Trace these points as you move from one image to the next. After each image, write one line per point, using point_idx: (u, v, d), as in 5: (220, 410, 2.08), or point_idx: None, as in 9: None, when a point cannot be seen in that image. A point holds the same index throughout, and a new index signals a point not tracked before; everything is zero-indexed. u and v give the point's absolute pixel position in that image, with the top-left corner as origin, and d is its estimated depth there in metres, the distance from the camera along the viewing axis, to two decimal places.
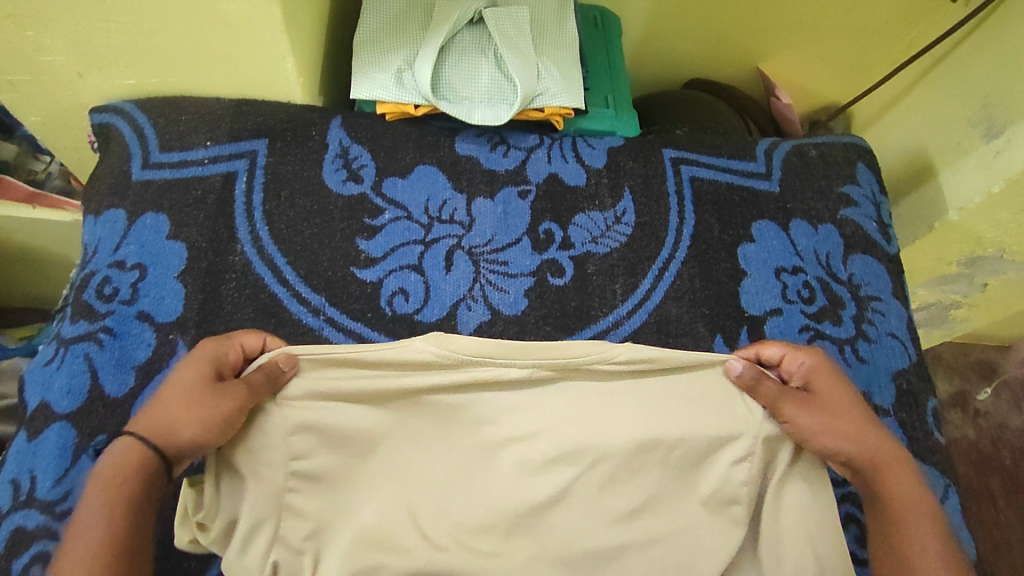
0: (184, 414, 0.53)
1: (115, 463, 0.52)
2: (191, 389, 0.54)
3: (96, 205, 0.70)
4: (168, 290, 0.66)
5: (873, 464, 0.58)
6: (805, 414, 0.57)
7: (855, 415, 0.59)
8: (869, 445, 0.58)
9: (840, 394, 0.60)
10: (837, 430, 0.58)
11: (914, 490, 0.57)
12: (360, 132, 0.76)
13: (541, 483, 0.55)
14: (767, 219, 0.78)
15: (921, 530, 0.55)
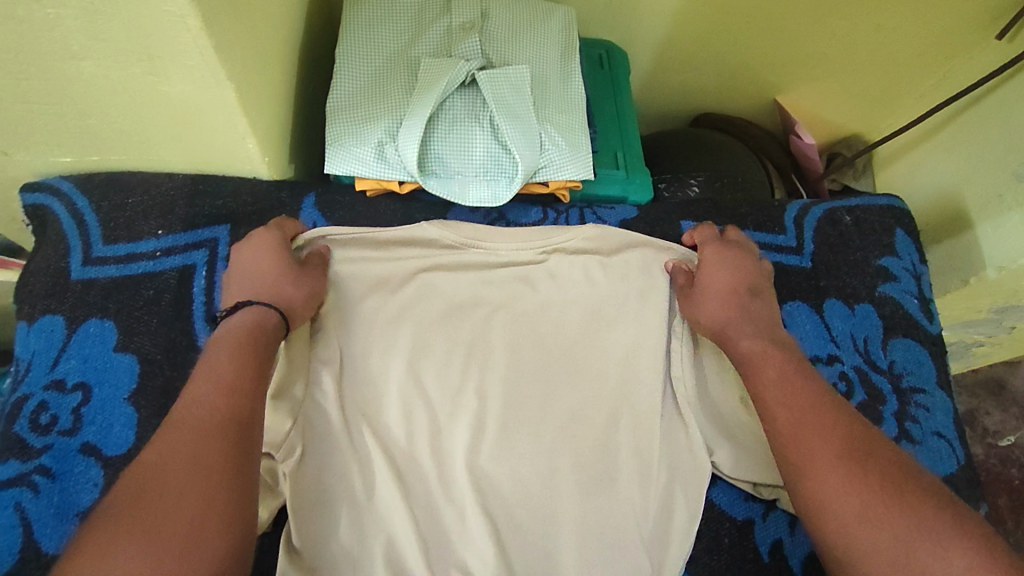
0: (296, 291, 0.57)
1: (226, 354, 0.49)
2: (280, 270, 0.57)
3: (30, 308, 0.61)
4: (117, 415, 0.57)
5: (719, 332, 0.59)
6: (687, 299, 0.63)
7: (725, 288, 0.62)
8: (731, 312, 0.60)
9: (722, 269, 0.63)
10: (716, 300, 0.61)
11: (762, 346, 0.56)
12: (337, 211, 0.66)
13: (523, 358, 0.63)
14: (798, 300, 0.70)
15: (770, 380, 0.53)
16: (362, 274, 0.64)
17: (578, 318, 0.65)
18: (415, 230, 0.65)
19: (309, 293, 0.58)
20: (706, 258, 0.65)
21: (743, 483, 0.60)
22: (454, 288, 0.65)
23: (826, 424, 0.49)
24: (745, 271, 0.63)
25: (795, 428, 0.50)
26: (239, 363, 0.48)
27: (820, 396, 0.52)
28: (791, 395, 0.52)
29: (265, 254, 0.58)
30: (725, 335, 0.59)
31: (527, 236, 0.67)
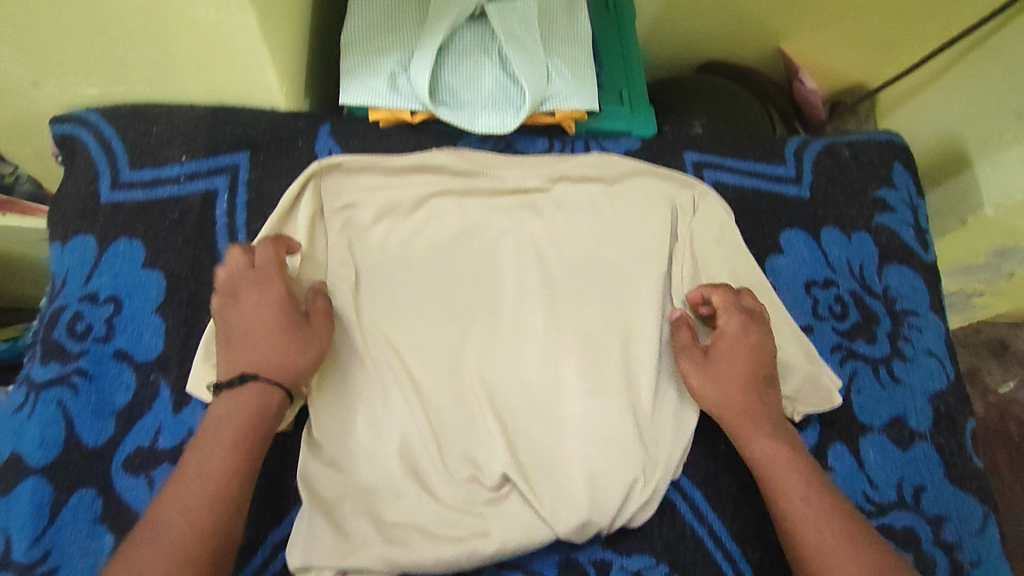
0: (298, 357, 0.54)
1: (227, 439, 0.50)
2: (283, 332, 0.54)
3: (63, 230, 0.64)
4: (147, 325, 0.60)
5: (733, 422, 0.58)
6: (694, 372, 0.59)
7: (738, 382, 0.58)
8: (749, 405, 0.58)
9: (743, 347, 0.59)
10: (729, 383, 0.58)
11: (778, 449, 0.56)
12: (351, 140, 0.69)
13: (530, 280, 0.65)
14: (797, 228, 0.72)
15: (792, 484, 0.54)
16: (376, 198, 0.66)
17: (583, 243, 0.67)
18: (426, 157, 0.67)
19: (314, 355, 0.55)
20: (728, 333, 0.60)
21: None
22: (464, 213, 0.68)
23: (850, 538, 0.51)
24: (765, 359, 0.59)
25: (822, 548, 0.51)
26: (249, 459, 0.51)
27: (839, 506, 0.54)
28: (814, 511, 0.53)
29: (261, 317, 0.54)
30: (743, 431, 0.57)
31: (533, 165, 0.69)
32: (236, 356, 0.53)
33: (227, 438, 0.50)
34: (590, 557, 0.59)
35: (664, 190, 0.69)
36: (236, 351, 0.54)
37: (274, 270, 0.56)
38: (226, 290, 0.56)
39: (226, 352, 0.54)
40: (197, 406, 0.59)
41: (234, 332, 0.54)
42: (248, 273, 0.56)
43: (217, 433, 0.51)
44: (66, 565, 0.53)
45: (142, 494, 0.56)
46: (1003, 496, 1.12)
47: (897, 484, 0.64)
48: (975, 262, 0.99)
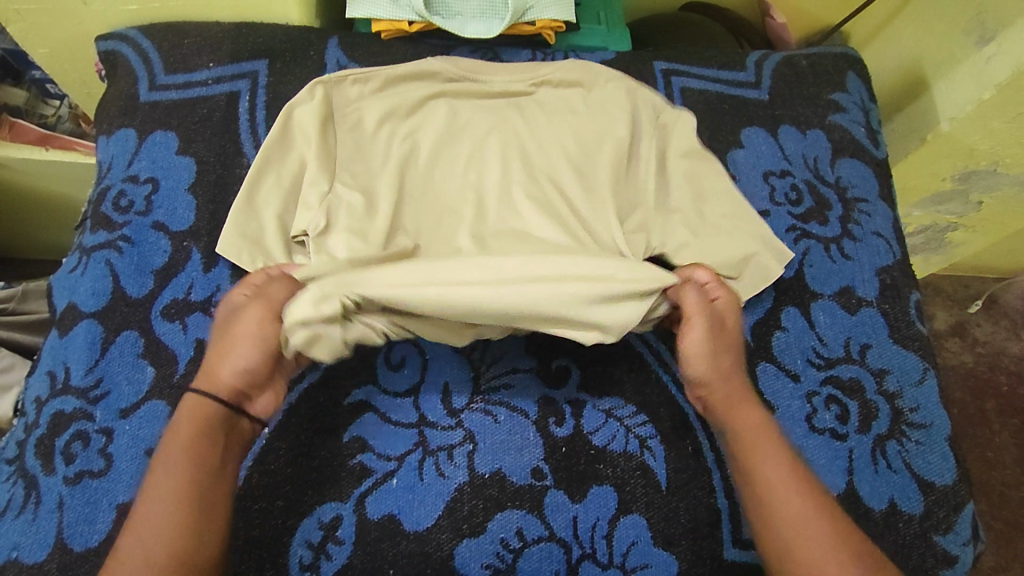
0: (230, 353, 0.56)
1: (187, 431, 0.53)
2: (230, 331, 0.57)
3: (107, 126, 0.74)
4: (180, 201, 0.70)
5: (723, 399, 0.60)
6: (701, 339, 0.60)
7: (734, 354, 0.62)
8: (731, 386, 0.60)
9: (734, 325, 0.64)
10: (727, 356, 0.61)
11: (760, 421, 0.59)
12: (357, 51, 0.78)
13: (512, 168, 0.73)
14: (756, 126, 0.80)
15: (765, 463, 0.56)
16: (377, 97, 0.75)
17: (563, 136, 0.75)
18: (422, 64, 0.77)
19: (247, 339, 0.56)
20: (718, 307, 0.64)
21: None
22: (455, 111, 0.76)
23: (820, 514, 0.54)
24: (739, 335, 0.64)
25: (797, 524, 0.53)
26: (208, 450, 0.53)
27: (818, 488, 0.56)
28: (788, 489, 0.55)
29: (225, 328, 0.58)
30: (735, 402, 0.60)
31: (517, 73, 0.78)
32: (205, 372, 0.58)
33: (187, 434, 0.53)
34: (565, 397, 0.66)
35: (634, 93, 0.78)
36: (204, 370, 0.57)
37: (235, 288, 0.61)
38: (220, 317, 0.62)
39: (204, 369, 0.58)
40: (224, 267, 0.68)
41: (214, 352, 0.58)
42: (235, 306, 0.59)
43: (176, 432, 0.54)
44: (115, 391, 0.62)
45: (177, 336, 0.65)
46: (987, 439, 1.12)
47: (845, 342, 0.71)
48: (942, 190, 0.99)
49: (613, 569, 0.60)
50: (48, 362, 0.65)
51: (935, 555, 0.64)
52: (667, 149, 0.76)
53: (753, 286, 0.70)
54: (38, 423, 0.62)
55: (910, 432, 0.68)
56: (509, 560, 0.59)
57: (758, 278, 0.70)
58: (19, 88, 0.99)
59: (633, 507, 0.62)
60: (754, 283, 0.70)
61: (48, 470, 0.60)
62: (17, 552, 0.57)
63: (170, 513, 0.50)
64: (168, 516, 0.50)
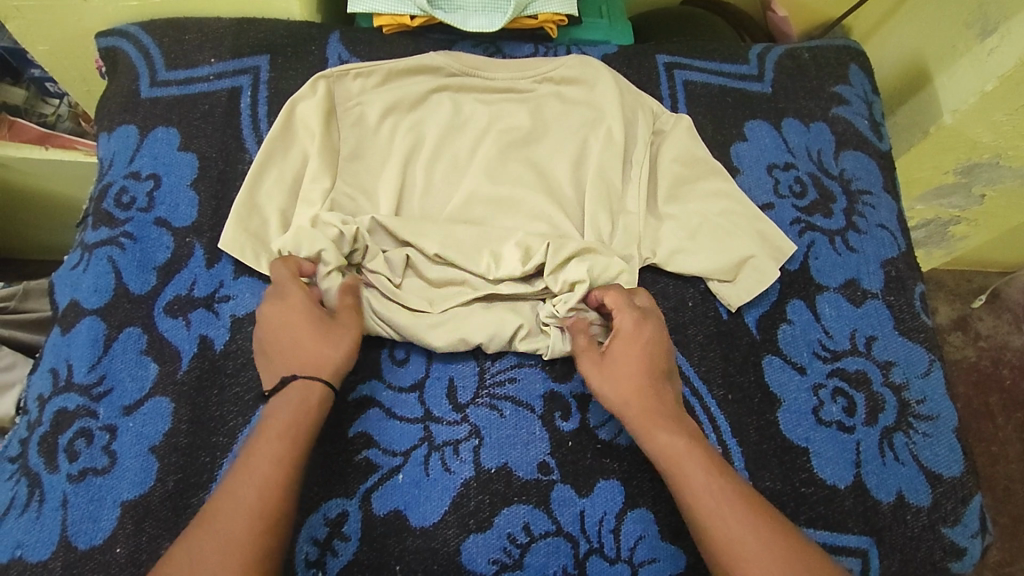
0: (331, 347, 0.57)
1: (289, 411, 0.54)
2: (314, 319, 0.58)
3: (109, 122, 0.74)
4: (183, 197, 0.70)
5: (634, 421, 0.57)
6: (598, 375, 0.59)
7: (637, 372, 0.59)
8: (646, 408, 0.57)
9: (638, 343, 0.60)
10: (626, 380, 0.58)
11: (677, 438, 0.56)
12: (358, 46, 0.78)
13: (513, 164, 0.73)
14: (759, 119, 0.80)
15: (702, 488, 0.53)
16: (377, 92, 0.74)
17: (567, 132, 0.75)
18: (422, 58, 0.76)
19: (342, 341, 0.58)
20: (623, 329, 0.61)
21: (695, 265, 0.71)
22: (457, 106, 0.76)
23: (766, 534, 0.51)
24: (664, 351, 0.61)
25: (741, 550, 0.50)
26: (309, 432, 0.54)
27: (747, 493, 0.53)
28: (730, 514, 0.52)
29: (305, 315, 0.58)
30: (646, 426, 0.57)
31: (518, 68, 0.78)
32: (278, 361, 0.57)
33: (286, 414, 0.54)
34: (571, 391, 0.65)
35: (635, 91, 0.77)
36: (296, 360, 0.57)
37: (289, 279, 0.60)
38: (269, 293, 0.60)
39: (273, 355, 0.58)
40: (227, 264, 0.67)
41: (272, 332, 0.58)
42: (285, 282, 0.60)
43: (279, 407, 0.55)
44: (118, 388, 0.62)
45: (180, 333, 0.64)
46: (992, 435, 1.12)
47: (851, 335, 0.70)
48: (945, 184, 0.99)
49: (621, 564, 0.59)
50: (50, 359, 0.64)
51: (943, 547, 0.64)
52: (670, 145, 0.75)
53: (744, 291, 0.70)
54: (41, 421, 0.62)
55: (916, 424, 0.68)
56: (516, 555, 0.59)
57: (750, 280, 0.70)
58: (19, 88, 0.99)
59: (641, 501, 0.61)
60: (745, 286, 0.70)
61: (52, 468, 0.59)
62: (21, 550, 0.57)
63: (275, 466, 0.52)
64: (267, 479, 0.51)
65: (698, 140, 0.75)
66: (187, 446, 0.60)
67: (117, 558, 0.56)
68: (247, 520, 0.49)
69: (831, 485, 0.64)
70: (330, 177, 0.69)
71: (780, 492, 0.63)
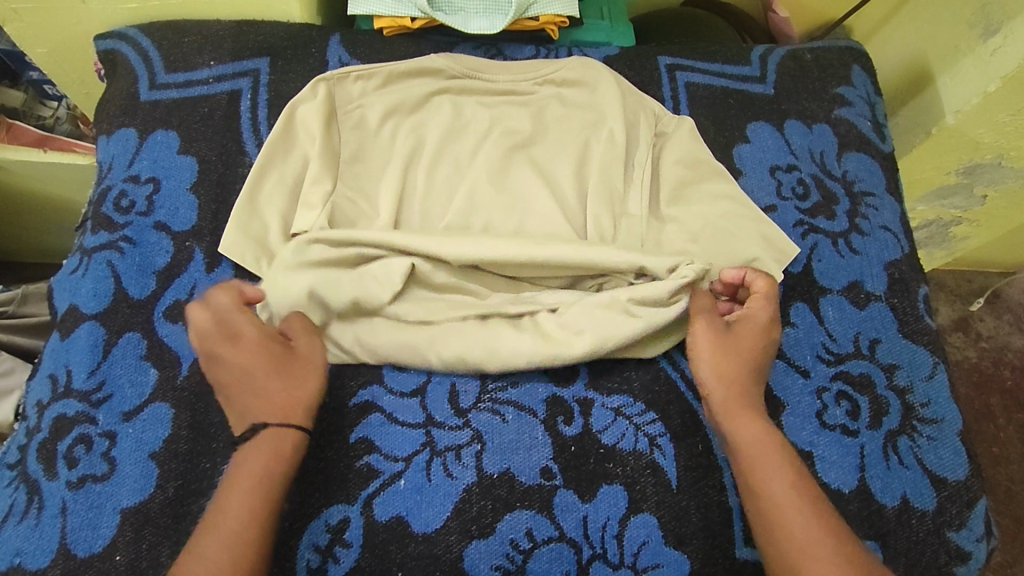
0: (295, 386, 0.59)
1: (260, 465, 0.55)
2: (273, 359, 0.59)
3: (108, 126, 0.74)
4: (182, 201, 0.69)
5: (721, 405, 0.60)
6: (709, 350, 0.62)
7: (746, 356, 0.62)
8: (739, 396, 0.60)
9: (758, 335, 0.63)
10: (728, 361, 0.61)
11: (763, 431, 0.59)
12: (358, 48, 0.78)
13: (514, 167, 0.73)
14: (761, 120, 0.80)
15: (779, 481, 0.56)
16: (378, 95, 0.74)
17: (568, 135, 0.75)
18: (423, 60, 0.75)
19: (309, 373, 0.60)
20: (755, 317, 0.63)
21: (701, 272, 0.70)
22: (458, 109, 0.75)
23: (828, 530, 0.53)
24: (766, 350, 0.63)
25: (810, 544, 0.53)
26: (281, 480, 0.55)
27: (816, 492, 0.56)
28: (804, 510, 0.54)
29: (254, 356, 0.58)
30: (731, 411, 0.60)
31: (519, 71, 0.77)
32: (239, 401, 0.58)
33: (258, 467, 0.55)
34: (574, 395, 0.65)
35: (636, 93, 0.77)
36: (259, 403, 0.57)
37: (232, 315, 0.59)
38: (213, 330, 0.59)
39: (232, 395, 0.58)
40: (227, 268, 0.67)
41: (224, 371, 0.58)
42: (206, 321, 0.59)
43: (247, 455, 0.55)
44: (118, 394, 0.61)
45: (180, 338, 0.64)
46: (993, 436, 1.11)
47: (854, 337, 0.70)
48: (946, 185, 0.98)
49: (625, 570, 0.59)
50: (49, 365, 0.64)
51: (948, 551, 0.63)
52: (673, 148, 0.75)
53: None
54: (39, 427, 0.61)
55: (921, 427, 0.67)
56: (519, 561, 0.58)
57: None
58: (18, 90, 0.99)
59: (644, 506, 0.61)
60: None
61: (51, 475, 0.59)
62: (20, 558, 0.56)
63: (242, 521, 0.52)
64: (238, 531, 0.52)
65: (701, 142, 0.75)
66: (187, 452, 0.60)
67: (118, 565, 0.56)
68: (223, 568, 0.50)
69: (836, 490, 0.64)
70: (330, 180, 0.69)
71: None
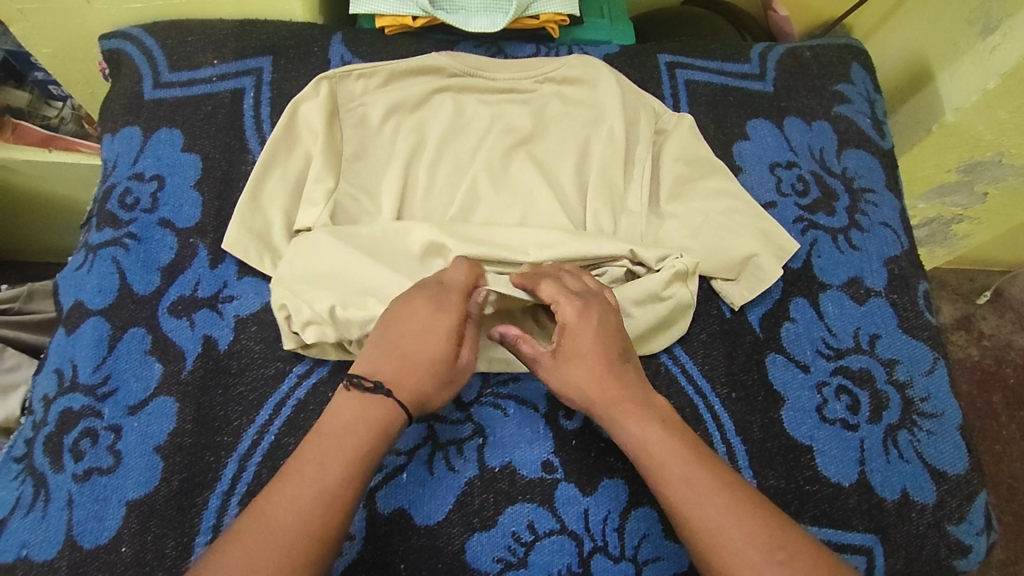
0: (433, 389, 0.55)
1: (366, 423, 0.52)
2: (438, 345, 0.55)
3: (113, 124, 0.74)
4: (186, 198, 0.70)
5: (603, 412, 0.57)
6: (558, 376, 0.57)
7: (593, 363, 0.57)
8: (615, 396, 0.56)
9: (589, 331, 0.57)
10: (585, 375, 0.57)
11: (651, 429, 0.55)
12: (360, 47, 0.79)
13: (515, 163, 0.73)
14: (761, 117, 0.80)
15: (676, 480, 0.52)
16: (380, 92, 0.75)
17: (569, 132, 0.75)
18: (425, 58, 0.76)
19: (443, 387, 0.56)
20: (568, 321, 0.58)
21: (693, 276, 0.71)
22: (460, 107, 0.76)
23: (749, 523, 0.50)
24: (614, 337, 0.58)
25: (716, 530, 0.50)
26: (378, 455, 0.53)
27: (731, 482, 0.52)
28: (700, 496, 0.51)
29: (424, 338, 0.55)
30: (615, 419, 0.56)
31: (520, 69, 0.78)
32: (381, 357, 0.55)
33: (361, 422, 0.52)
34: None
35: (636, 91, 0.78)
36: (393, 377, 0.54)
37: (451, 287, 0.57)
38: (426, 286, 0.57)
39: (381, 349, 0.55)
40: (231, 264, 0.68)
41: (403, 321, 0.56)
42: (437, 280, 0.58)
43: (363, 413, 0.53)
44: (123, 388, 0.62)
45: (184, 333, 0.64)
46: (995, 434, 1.11)
47: (854, 332, 0.70)
48: (947, 182, 0.98)
49: (626, 563, 0.59)
50: (56, 359, 0.65)
51: (948, 544, 0.63)
52: (672, 144, 0.75)
53: (747, 289, 0.70)
54: (46, 421, 0.62)
55: (921, 422, 0.67)
56: (521, 554, 0.59)
57: (751, 280, 0.70)
58: (22, 90, 0.99)
59: (645, 499, 0.61)
60: (749, 285, 0.70)
61: (57, 468, 0.59)
62: (26, 550, 0.57)
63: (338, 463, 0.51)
64: (327, 487, 0.50)
65: (700, 139, 0.76)
66: (191, 446, 0.60)
67: (123, 557, 0.56)
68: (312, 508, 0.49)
69: (836, 483, 0.64)
70: (333, 177, 0.69)
71: (784, 490, 0.63)
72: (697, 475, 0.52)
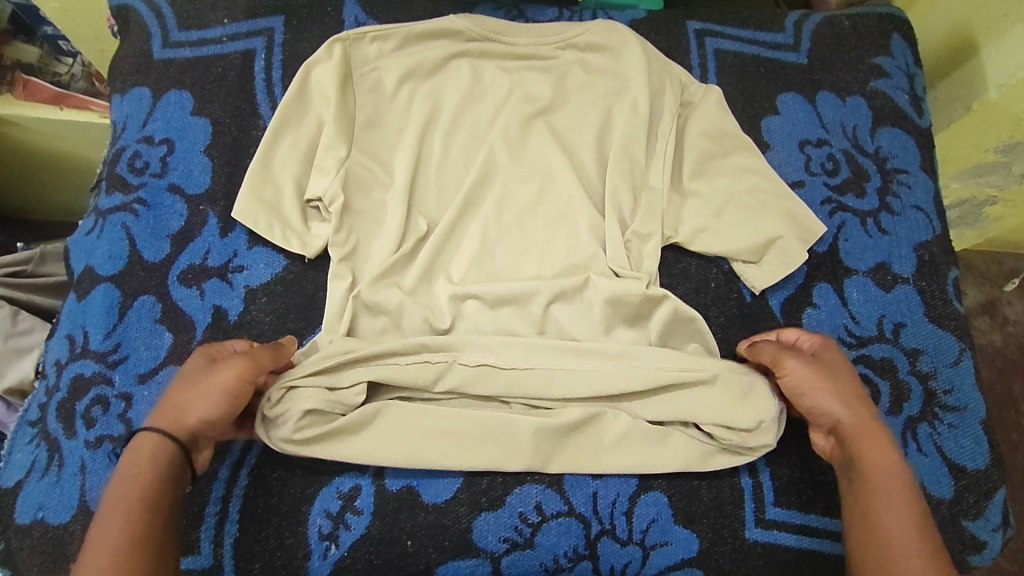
0: (191, 393, 0.54)
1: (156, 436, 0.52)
2: (194, 376, 0.55)
3: (122, 84, 0.72)
4: (196, 163, 0.68)
5: (849, 429, 0.57)
6: (808, 370, 0.58)
7: (853, 386, 0.58)
8: (862, 422, 0.57)
9: (843, 362, 0.61)
10: (840, 386, 0.58)
11: (894, 465, 0.55)
12: (376, 8, 0.76)
13: (532, 136, 0.71)
14: (793, 91, 0.76)
15: (905, 521, 0.52)
16: (394, 57, 0.72)
17: (591, 104, 0.72)
18: (443, 21, 0.73)
19: (209, 391, 0.54)
20: (818, 347, 0.61)
21: (697, 270, 0.68)
22: (477, 74, 0.73)
23: None
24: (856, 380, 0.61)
25: None
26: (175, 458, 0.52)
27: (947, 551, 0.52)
28: (930, 549, 0.51)
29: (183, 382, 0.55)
30: (852, 437, 0.56)
31: (542, 35, 0.74)
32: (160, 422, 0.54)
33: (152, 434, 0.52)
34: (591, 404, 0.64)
35: (661, 61, 0.74)
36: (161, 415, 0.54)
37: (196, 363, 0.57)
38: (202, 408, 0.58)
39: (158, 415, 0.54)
40: (241, 233, 0.66)
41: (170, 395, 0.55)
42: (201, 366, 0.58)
43: (121, 490, 0.50)
44: (133, 356, 0.62)
45: (194, 302, 0.64)
46: (1012, 421, 1.10)
47: (878, 320, 0.68)
48: (984, 162, 0.94)
49: (633, 546, 0.59)
50: (67, 325, 0.64)
51: (962, 539, 0.62)
52: (697, 120, 0.72)
53: (768, 274, 0.67)
54: (58, 386, 0.62)
55: (942, 415, 0.66)
56: (527, 534, 0.58)
57: (774, 266, 0.68)
58: (32, 45, 0.95)
59: (655, 484, 0.60)
60: (772, 269, 0.68)
61: (70, 434, 0.60)
62: (42, 513, 0.57)
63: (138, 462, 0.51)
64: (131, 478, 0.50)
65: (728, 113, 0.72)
66: None
67: None
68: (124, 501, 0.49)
69: None
70: (341, 149, 0.67)
71: (798, 479, 0.62)
72: (924, 523, 0.53)
